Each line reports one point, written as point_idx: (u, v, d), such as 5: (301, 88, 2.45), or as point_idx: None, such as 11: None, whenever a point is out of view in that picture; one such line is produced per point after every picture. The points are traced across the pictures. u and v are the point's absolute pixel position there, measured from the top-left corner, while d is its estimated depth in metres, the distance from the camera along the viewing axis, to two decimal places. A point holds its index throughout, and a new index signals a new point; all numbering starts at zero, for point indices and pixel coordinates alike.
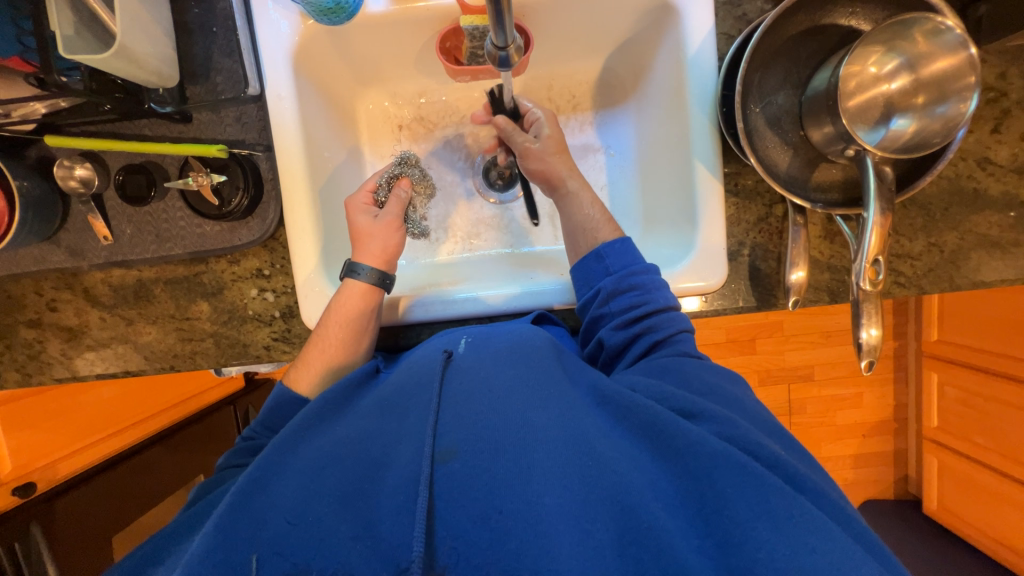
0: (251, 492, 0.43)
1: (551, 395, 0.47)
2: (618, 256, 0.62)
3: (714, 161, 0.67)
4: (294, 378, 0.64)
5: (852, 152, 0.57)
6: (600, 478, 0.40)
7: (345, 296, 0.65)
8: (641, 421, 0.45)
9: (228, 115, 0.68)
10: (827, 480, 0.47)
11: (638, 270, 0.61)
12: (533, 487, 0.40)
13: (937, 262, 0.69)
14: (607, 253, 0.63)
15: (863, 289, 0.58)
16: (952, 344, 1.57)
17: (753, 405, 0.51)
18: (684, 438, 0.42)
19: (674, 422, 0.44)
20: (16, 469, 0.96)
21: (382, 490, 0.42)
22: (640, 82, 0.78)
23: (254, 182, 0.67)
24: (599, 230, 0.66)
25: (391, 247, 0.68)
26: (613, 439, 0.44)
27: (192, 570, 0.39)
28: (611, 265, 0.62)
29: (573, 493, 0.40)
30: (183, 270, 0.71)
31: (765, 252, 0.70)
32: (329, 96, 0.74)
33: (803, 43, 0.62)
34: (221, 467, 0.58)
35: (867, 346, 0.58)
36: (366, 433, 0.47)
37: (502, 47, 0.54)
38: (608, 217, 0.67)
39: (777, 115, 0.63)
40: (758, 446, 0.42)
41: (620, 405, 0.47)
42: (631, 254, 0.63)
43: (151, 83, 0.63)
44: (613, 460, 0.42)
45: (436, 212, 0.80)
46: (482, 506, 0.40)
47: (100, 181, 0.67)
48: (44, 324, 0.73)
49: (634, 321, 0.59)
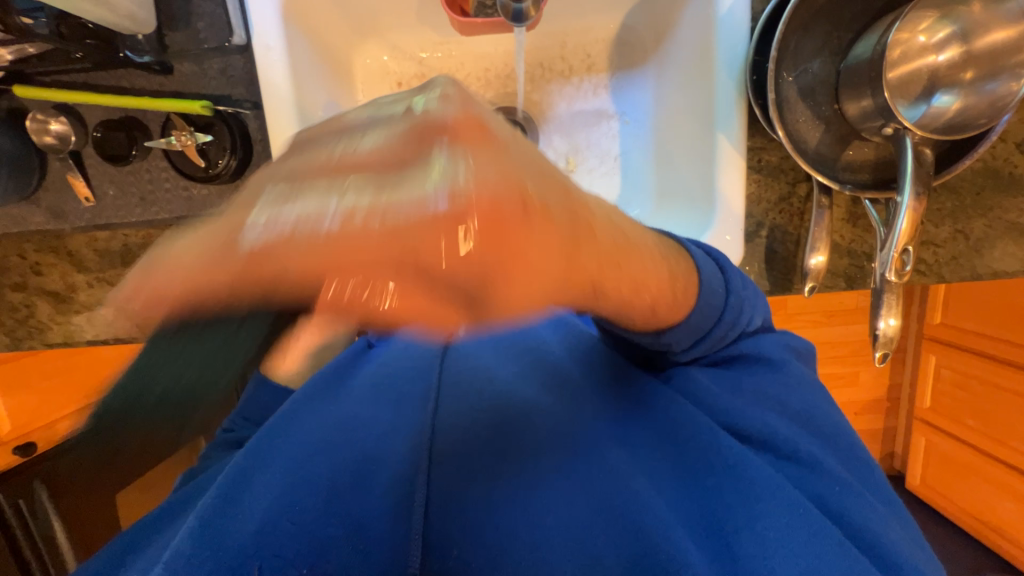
0: (235, 485, 0.47)
1: (555, 396, 0.52)
2: (688, 333, 0.42)
3: (739, 135, 0.62)
4: None
5: (890, 131, 0.54)
6: (614, 490, 0.44)
7: None
8: (653, 424, 0.49)
9: (212, 67, 0.62)
10: (862, 478, 0.47)
11: (714, 336, 0.44)
12: (530, 492, 0.45)
13: (961, 250, 0.66)
14: (675, 337, 0.42)
15: (888, 280, 0.54)
16: (955, 328, 1.55)
17: (821, 401, 0.49)
18: (713, 448, 0.45)
19: (683, 413, 0.47)
20: (16, 430, 0.96)
21: (378, 480, 0.48)
22: (662, 44, 0.72)
23: (243, 144, 0.62)
24: (667, 314, 0.39)
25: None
26: (617, 441, 0.48)
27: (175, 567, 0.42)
28: (678, 345, 0.43)
29: (568, 493, 0.45)
30: (171, 235, 0.67)
31: (784, 235, 0.66)
32: (323, 48, 0.68)
33: (847, 4, 0.56)
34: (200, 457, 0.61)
35: (884, 337, 0.57)
36: (367, 422, 0.53)
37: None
38: (676, 282, 0.37)
39: (812, 84, 0.57)
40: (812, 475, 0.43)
41: (633, 400, 0.50)
42: (701, 315, 0.42)
43: (124, 28, 0.57)
44: (615, 467, 0.46)
45: None
46: (479, 513, 0.45)
47: (76, 137, 0.62)
48: (30, 288, 0.70)
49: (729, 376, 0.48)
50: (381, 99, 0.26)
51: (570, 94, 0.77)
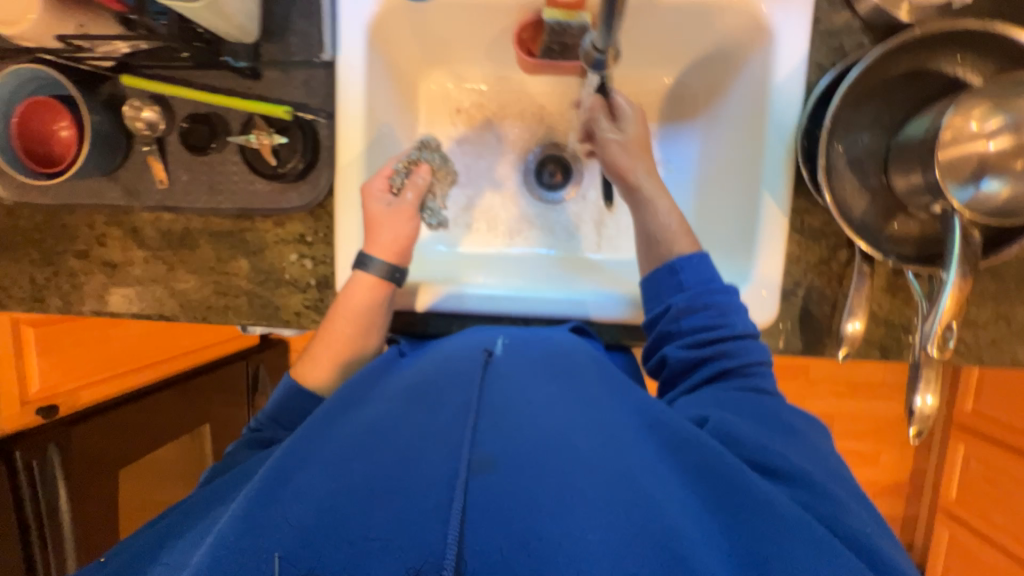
0: (277, 479, 0.48)
1: (597, 422, 0.51)
2: (694, 270, 0.65)
3: (783, 196, 0.64)
4: (302, 372, 0.65)
5: (938, 209, 0.54)
6: (660, 524, 0.42)
7: (352, 289, 0.64)
8: (691, 459, 0.48)
9: (297, 78, 0.67)
10: (890, 536, 0.48)
11: (714, 291, 0.63)
12: (573, 518, 0.42)
13: (1003, 334, 0.65)
14: (683, 266, 0.65)
15: (929, 355, 0.53)
16: (987, 418, 1.48)
17: (830, 456, 0.53)
18: (756, 494, 0.45)
19: (726, 458, 0.48)
20: (43, 390, 0.99)
21: (411, 483, 0.45)
22: (713, 102, 0.76)
23: (311, 149, 0.67)
24: (677, 243, 0.67)
25: (401, 238, 0.65)
26: (660, 473, 0.47)
27: (221, 546, 0.43)
28: (685, 279, 0.64)
29: (612, 522, 0.42)
30: (229, 224, 0.71)
31: (820, 297, 0.67)
32: (395, 72, 0.74)
33: (901, 85, 0.58)
34: (224, 456, 0.62)
35: (920, 413, 0.56)
36: (402, 421, 0.51)
37: (601, 49, 0.47)
38: (683, 228, 0.68)
39: (860, 156, 0.60)
40: (836, 520, 0.44)
41: (674, 434, 0.50)
42: (708, 265, 0.65)
43: (231, 36, 0.63)
44: (661, 502, 0.44)
45: (457, 202, 0.83)
46: (518, 532, 0.42)
47: (165, 125, 0.68)
48: (92, 257, 0.74)
49: (703, 343, 0.61)
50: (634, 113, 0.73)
51: None
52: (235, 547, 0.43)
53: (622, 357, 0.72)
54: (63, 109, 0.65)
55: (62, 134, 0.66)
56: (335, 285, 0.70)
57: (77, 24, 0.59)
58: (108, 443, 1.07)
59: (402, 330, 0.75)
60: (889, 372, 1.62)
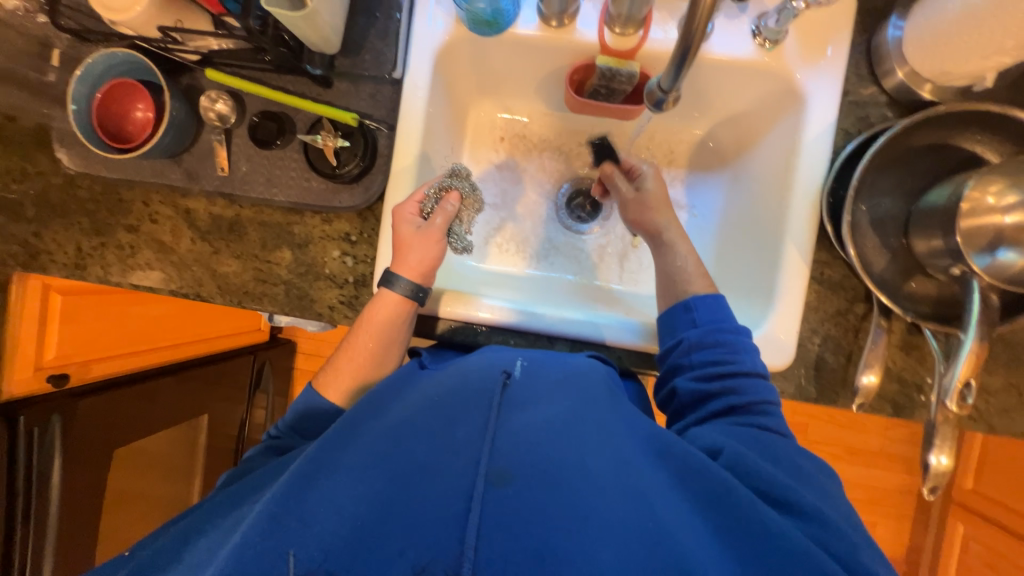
0: (303, 480, 0.50)
1: (612, 446, 0.52)
2: (708, 310, 0.66)
3: (807, 246, 0.68)
4: (323, 381, 0.67)
5: (958, 271, 0.58)
6: (669, 547, 0.44)
7: (379, 305, 0.66)
8: (703, 490, 0.50)
9: (364, 90, 0.73)
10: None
11: (722, 330, 0.64)
12: (586, 539, 0.44)
13: (1013, 404, 0.66)
14: (697, 305, 0.66)
15: (948, 408, 0.55)
16: (986, 497, 1.44)
17: (837, 495, 0.54)
18: (764, 527, 0.46)
19: (743, 496, 0.48)
20: (57, 357, 1.01)
21: (431, 493, 0.48)
22: (742, 155, 0.81)
23: (370, 155, 0.71)
24: (693, 283, 0.70)
25: (428, 261, 0.67)
26: (672, 499, 0.49)
27: (246, 546, 0.45)
28: (698, 317, 0.66)
29: (623, 545, 0.44)
30: (279, 216, 0.75)
31: (836, 347, 0.69)
32: (451, 97, 0.80)
33: (923, 156, 0.63)
34: (246, 459, 0.63)
35: (935, 471, 0.57)
36: (421, 432, 0.52)
37: (665, 91, 0.52)
38: (700, 272, 0.71)
39: (883, 217, 0.64)
40: (845, 553, 0.46)
41: (684, 464, 0.51)
42: (720, 308, 0.66)
43: (317, 46, 0.68)
44: (674, 527, 0.46)
45: (487, 222, 0.87)
46: (534, 548, 0.44)
47: (235, 118, 0.73)
48: (141, 232, 0.77)
49: (716, 377, 0.62)
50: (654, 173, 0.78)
51: None
52: (263, 545, 0.45)
53: (635, 385, 0.73)
54: (145, 93, 0.70)
55: (138, 114, 0.71)
56: (372, 285, 0.73)
57: (175, 19, 0.65)
58: (110, 421, 1.07)
59: (426, 336, 0.77)
60: (889, 441, 1.61)
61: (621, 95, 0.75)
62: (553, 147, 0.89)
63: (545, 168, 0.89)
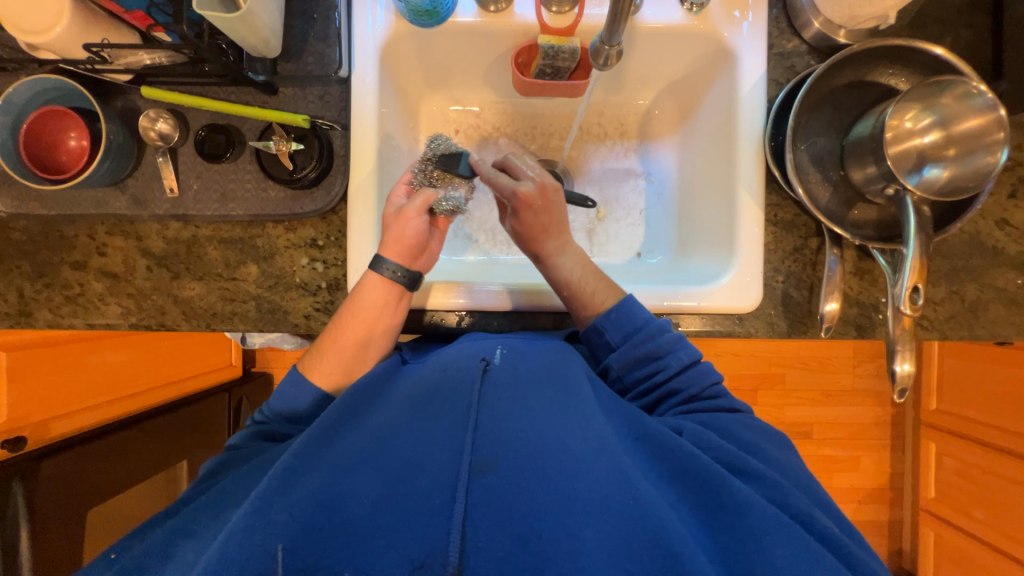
0: (290, 475, 0.49)
1: (594, 429, 0.53)
2: (616, 327, 0.64)
3: (757, 191, 0.72)
4: (307, 364, 0.66)
5: (892, 191, 0.62)
6: (646, 520, 0.46)
7: (366, 287, 0.65)
8: (677, 465, 0.52)
9: (312, 93, 0.72)
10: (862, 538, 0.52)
11: (639, 343, 0.64)
12: (570, 518, 0.46)
13: (958, 310, 0.73)
14: (606, 327, 0.65)
15: (903, 313, 0.59)
16: (951, 414, 1.55)
17: (800, 468, 0.58)
18: (732, 494, 0.49)
19: (720, 474, 0.50)
20: (10, 421, 0.91)
21: (415, 488, 0.48)
22: (686, 119, 0.86)
23: (327, 156, 0.70)
24: (596, 296, 0.67)
25: (407, 237, 0.66)
26: (649, 480, 0.51)
27: (229, 543, 0.45)
28: (612, 339, 0.65)
29: (603, 521, 0.46)
30: (239, 231, 0.73)
31: (799, 281, 0.73)
32: (400, 93, 0.81)
33: (846, 94, 0.69)
34: (232, 447, 0.64)
35: (901, 376, 0.61)
36: (403, 427, 0.52)
37: (610, 47, 0.55)
38: (603, 285, 0.68)
39: (820, 154, 0.69)
40: (809, 517, 0.49)
41: (662, 445, 0.53)
42: (627, 319, 0.64)
43: (257, 51, 0.67)
44: (650, 500, 0.48)
45: (479, 214, 0.88)
46: (520, 528, 0.46)
47: (178, 136, 0.70)
48: (90, 267, 0.73)
49: (657, 385, 0.64)
50: (536, 186, 0.67)
51: (604, 154, 0.90)
52: (245, 541, 0.45)
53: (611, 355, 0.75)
54: (76, 119, 0.66)
55: (71, 144, 0.66)
56: (346, 287, 0.72)
57: (102, 37, 0.62)
58: (78, 480, 1.00)
59: (409, 331, 0.76)
60: (860, 377, 1.71)
61: (566, 73, 0.76)
62: (508, 132, 0.90)
63: (505, 153, 0.90)
